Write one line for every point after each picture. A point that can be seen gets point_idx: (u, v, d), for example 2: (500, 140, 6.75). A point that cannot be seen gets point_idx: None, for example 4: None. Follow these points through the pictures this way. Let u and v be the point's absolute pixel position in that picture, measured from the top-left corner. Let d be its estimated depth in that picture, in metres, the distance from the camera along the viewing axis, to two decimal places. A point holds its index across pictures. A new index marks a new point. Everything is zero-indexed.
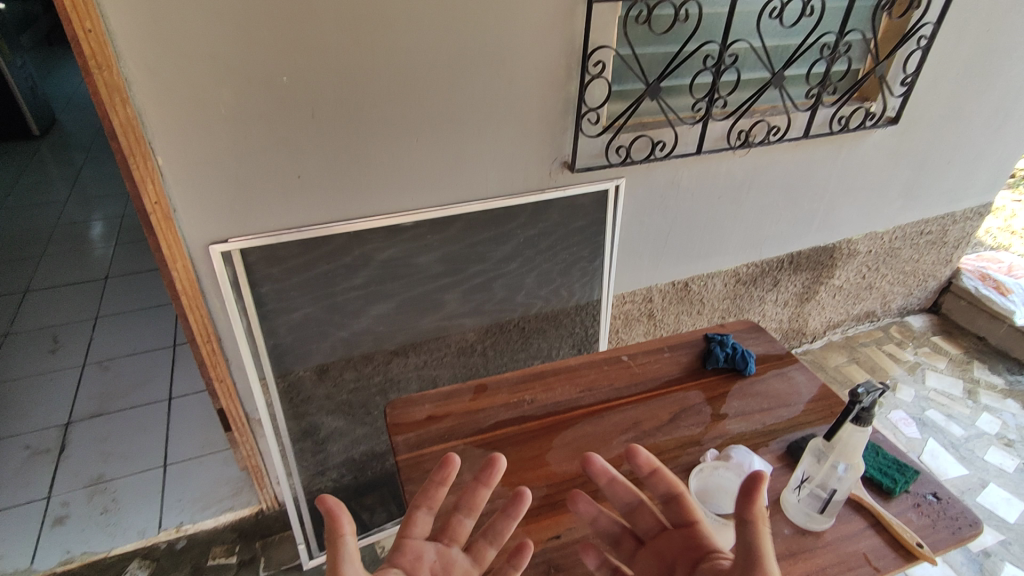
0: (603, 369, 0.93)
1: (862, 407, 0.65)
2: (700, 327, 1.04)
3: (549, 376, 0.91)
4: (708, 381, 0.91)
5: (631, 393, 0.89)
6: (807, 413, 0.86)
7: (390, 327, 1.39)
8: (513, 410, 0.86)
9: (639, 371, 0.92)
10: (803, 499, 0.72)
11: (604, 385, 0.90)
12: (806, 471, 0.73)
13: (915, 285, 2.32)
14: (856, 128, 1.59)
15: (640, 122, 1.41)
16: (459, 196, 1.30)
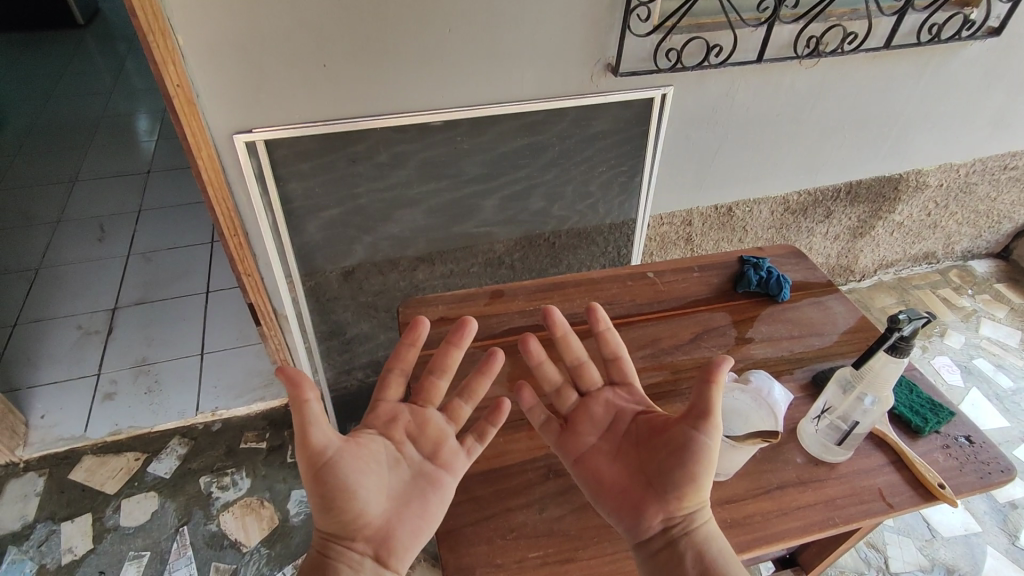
0: (627, 284, 0.89)
1: (901, 336, 0.60)
2: (736, 248, 0.97)
3: (568, 288, 0.88)
4: (737, 303, 0.86)
5: (653, 311, 0.84)
6: (839, 344, 0.81)
7: (415, 233, 1.37)
8: (528, 318, 0.84)
9: (665, 289, 0.87)
10: (821, 430, 0.68)
11: (625, 301, 0.86)
12: (827, 401, 0.69)
13: (986, 227, 2.14)
14: (947, 40, 1.39)
15: (696, 22, 1.27)
16: (491, 97, 1.22)
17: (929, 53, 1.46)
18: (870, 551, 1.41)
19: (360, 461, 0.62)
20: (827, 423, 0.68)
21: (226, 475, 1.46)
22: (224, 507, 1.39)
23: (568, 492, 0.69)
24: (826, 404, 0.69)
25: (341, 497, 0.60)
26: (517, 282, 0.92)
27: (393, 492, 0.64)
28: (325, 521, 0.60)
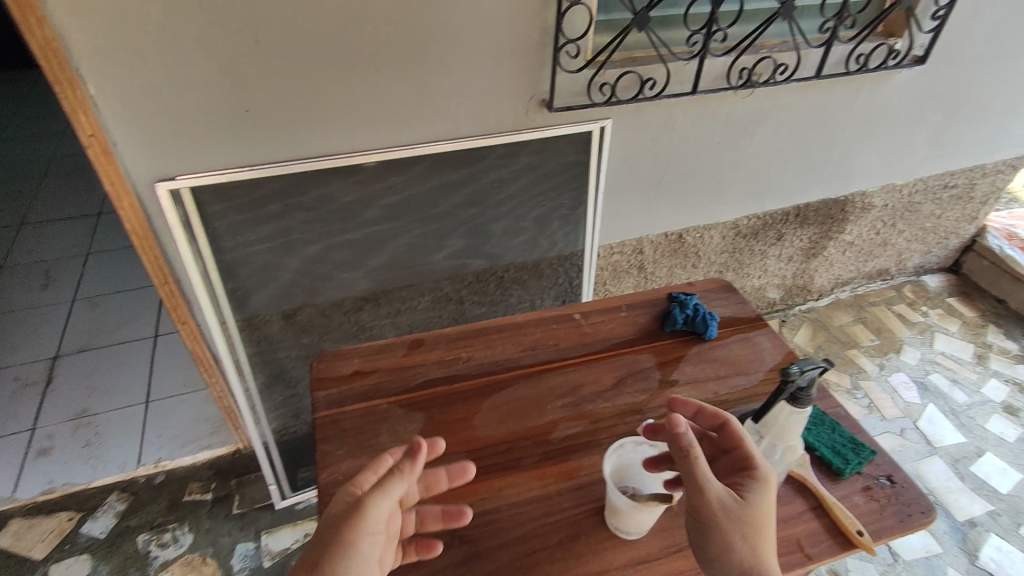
0: (552, 328, 0.87)
1: (798, 386, 0.63)
2: (667, 285, 0.97)
3: (491, 334, 0.86)
4: (663, 343, 0.85)
5: (576, 355, 0.83)
6: (765, 382, 0.80)
7: (356, 273, 1.34)
8: (445, 368, 0.81)
9: (589, 332, 0.86)
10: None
11: (548, 345, 0.84)
12: (742, 450, 0.68)
13: (935, 243, 2.18)
14: (875, 68, 1.44)
15: (629, 56, 1.28)
16: (427, 136, 1.21)
17: (860, 82, 1.51)
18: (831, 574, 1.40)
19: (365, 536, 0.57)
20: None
21: (167, 532, 1.39)
22: (163, 566, 1.33)
23: (472, 560, 0.62)
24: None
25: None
26: (439, 329, 0.89)
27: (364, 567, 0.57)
28: None
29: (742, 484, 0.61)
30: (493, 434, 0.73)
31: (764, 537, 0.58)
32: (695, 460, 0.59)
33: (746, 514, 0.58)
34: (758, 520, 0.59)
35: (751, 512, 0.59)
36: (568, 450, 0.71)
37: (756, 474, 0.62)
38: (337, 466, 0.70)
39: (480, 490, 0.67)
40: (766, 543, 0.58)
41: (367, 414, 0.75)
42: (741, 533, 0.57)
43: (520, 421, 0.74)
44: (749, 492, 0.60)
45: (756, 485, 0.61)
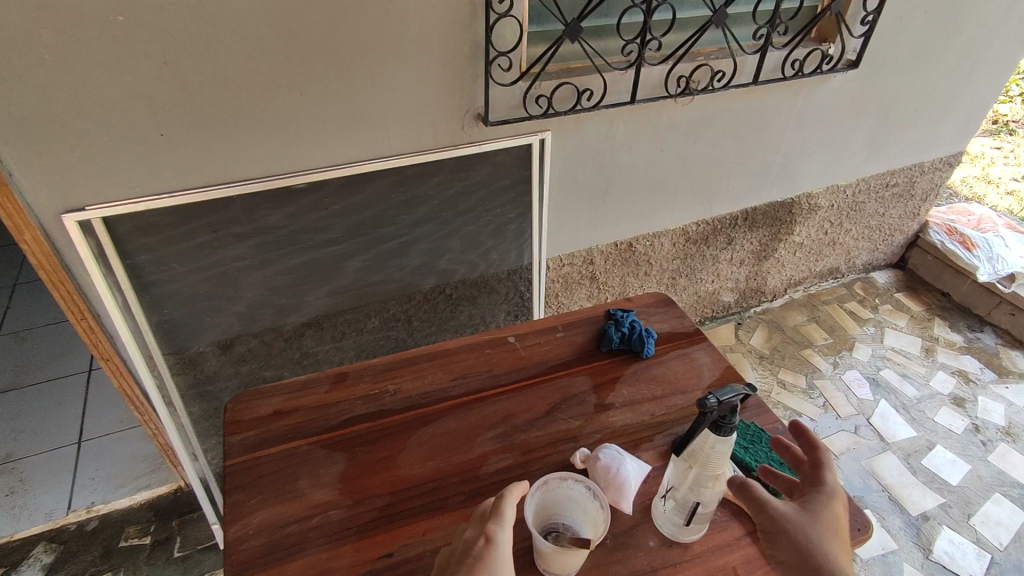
0: (485, 353, 0.85)
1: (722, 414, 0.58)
2: (605, 302, 0.95)
3: (420, 363, 0.83)
4: (599, 364, 0.83)
5: (510, 381, 0.80)
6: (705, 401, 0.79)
7: (294, 298, 1.29)
8: (371, 403, 0.78)
9: (524, 355, 0.84)
10: (668, 510, 0.65)
11: (481, 372, 0.82)
12: (671, 481, 0.66)
13: (881, 240, 2.22)
14: (809, 74, 1.46)
15: (565, 67, 1.26)
16: (359, 155, 1.17)
17: (797, 87, 1.53)
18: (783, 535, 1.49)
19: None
20: (672, 503, 0.65)
21: None
22: None
23: None
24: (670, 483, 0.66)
25: None
26: (367, 361, 0.86)
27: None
28: None
29: (809, 497, 0.62)
30: (417, 473, 0.69)
31: (841, 541, 0.58)
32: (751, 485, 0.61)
33: (813, 523, 0.59)
34: (831, 526, 0.59)
35: (819, 521, 0.59)
36: (496, 484, 0.68)
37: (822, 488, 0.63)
38: (248, 519, 0.65)
39: (403, 535, 0.63)
40: (842, 545, 0.58)
41: (285, 457, 0.71)
42: (812, 540, 0.58)
43: (449, 456, 0.71)
44: (814, 502, 0.61)
45: (824, 497, 0.62)
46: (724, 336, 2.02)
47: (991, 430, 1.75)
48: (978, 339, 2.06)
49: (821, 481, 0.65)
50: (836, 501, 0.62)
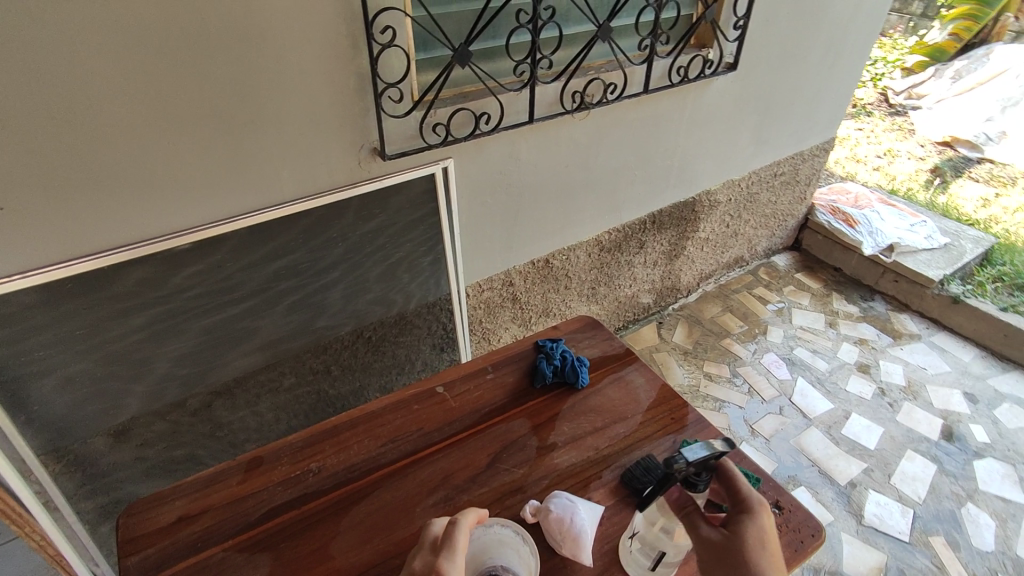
0: (413, 410, 0.82)
1: (688, 473, 0.59)
2: (531, 333, 0.95)
3: (344, 433, 0.79)
4: (535, 403, 0.83)
5: (443, 438, 0.78)
6: (645, 425, 0.80)
7: (196, 368, 1.16)
8: (294, 488, 0.73)
9: (455, 406, 0.82)
10: (634, 554, 0.65)
11: (412, 432, 0.79)
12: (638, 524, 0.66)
13: (776, 226, 2.36)
14: (695, 78, 1.53)
15: (459, 92, 1.23)
16: (249, 205, 1.08)
17: (685, 92, 1.59)
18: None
19: None
20: (638, 549, 0.65)
21: None
22: None
23: None
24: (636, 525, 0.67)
25: None
26: (283, 438, 0.81)
27: None
28: None
29: (735, 520, 0.61)
30: (355, 561, 0.65)
31: (770, 562, 0.57)
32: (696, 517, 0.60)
33: (740, 549, 0.58)
34: (758, 550, 0.58)
35: (745, 546, 0.58)
36: None
37: (746, 507, 0.62)
38: None
39: None
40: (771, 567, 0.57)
41: (200, 571, 0.65)
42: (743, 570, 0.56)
43: (386, 535, 0.68)
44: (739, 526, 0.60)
45: (747, 516, 0.61)
46: (648, 337, 2.05)
47: (895, 390, 1.89)
48: (872, 308, 2.23)
49: (742, 495, 0.63)
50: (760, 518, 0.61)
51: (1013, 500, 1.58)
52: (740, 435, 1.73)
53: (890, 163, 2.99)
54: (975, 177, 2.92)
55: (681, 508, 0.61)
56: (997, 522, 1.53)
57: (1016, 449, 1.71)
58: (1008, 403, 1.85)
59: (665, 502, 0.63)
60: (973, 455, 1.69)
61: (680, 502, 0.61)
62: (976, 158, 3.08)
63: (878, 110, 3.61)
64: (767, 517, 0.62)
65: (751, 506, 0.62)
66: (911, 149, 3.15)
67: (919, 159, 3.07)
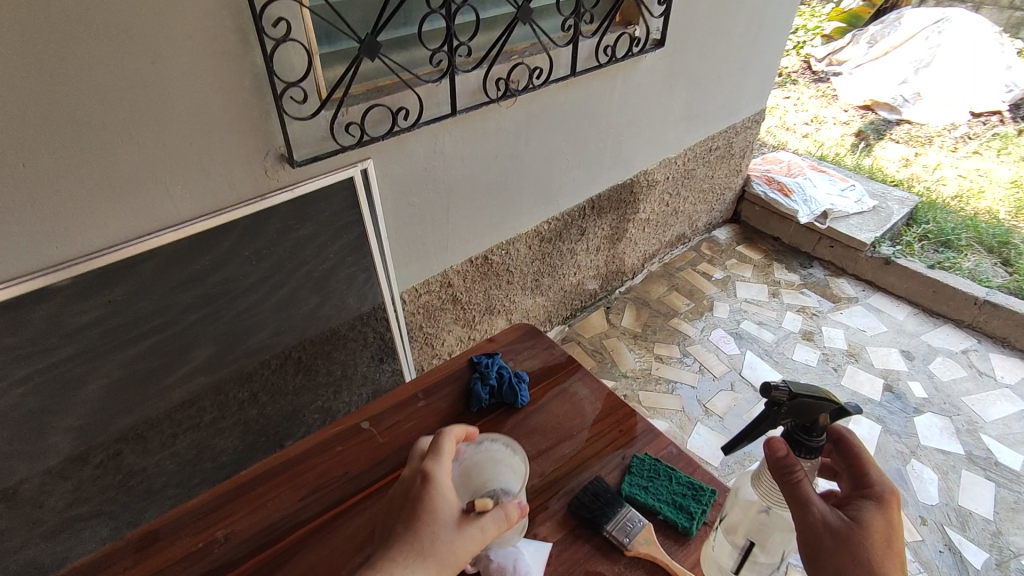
0: (338, 451, 0.78)
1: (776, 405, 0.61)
2: (463, 352, 0.92)
3: (258, 489, 0.74)
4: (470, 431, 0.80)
5: (371, 482, 0.74)
6: (590, 441, 0.80)
7: (99, 414, 1.05)
8: (203, 560, 0.67)
9: (383, 443, 0.79)
10: (722, 547, 0.65)
11: (335, 479, 0.75)
12: (729, 516, 0.66)
13: (714, 201, 2.36)
14: (622, 57, 1.48)
15: (372, 87, 1.13)
16: (136, 230, 0.96)
17: (614, 72, 1.54)
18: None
19: (442, 499, 0.63)
20: (727, 544, 0.65)
21: None
22: None
23: None
24: (726, 518, 0.67)
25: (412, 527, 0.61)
26: (189, 501, 0.75)
27: (410, 519, 0.62)
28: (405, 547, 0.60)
29: (859, 507, 0.62)
30: None
31: (893, 552, 0.59)
32: (802, 483, 0.58)
33: (868, 540, 0.59)
34: (882, 541, 0.59)
35: (875, 536, 0.59)
36: None
37: (873, 499, 0.63)
38: None
39: None
40: (896, 560, 0.58)
41: None
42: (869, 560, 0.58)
43: None
44: (863, 513, 0.61)
45: (872, 505, 0.62)
46: (597, 324, 2.02)
47: (838, 355, 1.93)
48: (811, 275, 2.27)
49: (869, 483, 0.65)
50: (887, 510, 0.62)
51: (952, 452, 1.63)
52: (694, 415, 1.72)
53: (818, 129, 3.05)
54: (896, 138, 3.02)
55: (786, 473, 0.58)
56: (939, 475, 1.57)
57: (952, 401, 1.78)
58: (941, 356, 1.92)
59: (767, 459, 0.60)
60: (913, 412, 1.74)
61: (786, 464, 0.58)
62: (896, 119, 3.18)
63: (802, 78, 3.69)
64: (893, 508, 0.63)
65: (875, 496, 0.63)
66: (836, 114, 3.23)
67: (844, 124, 3.14)
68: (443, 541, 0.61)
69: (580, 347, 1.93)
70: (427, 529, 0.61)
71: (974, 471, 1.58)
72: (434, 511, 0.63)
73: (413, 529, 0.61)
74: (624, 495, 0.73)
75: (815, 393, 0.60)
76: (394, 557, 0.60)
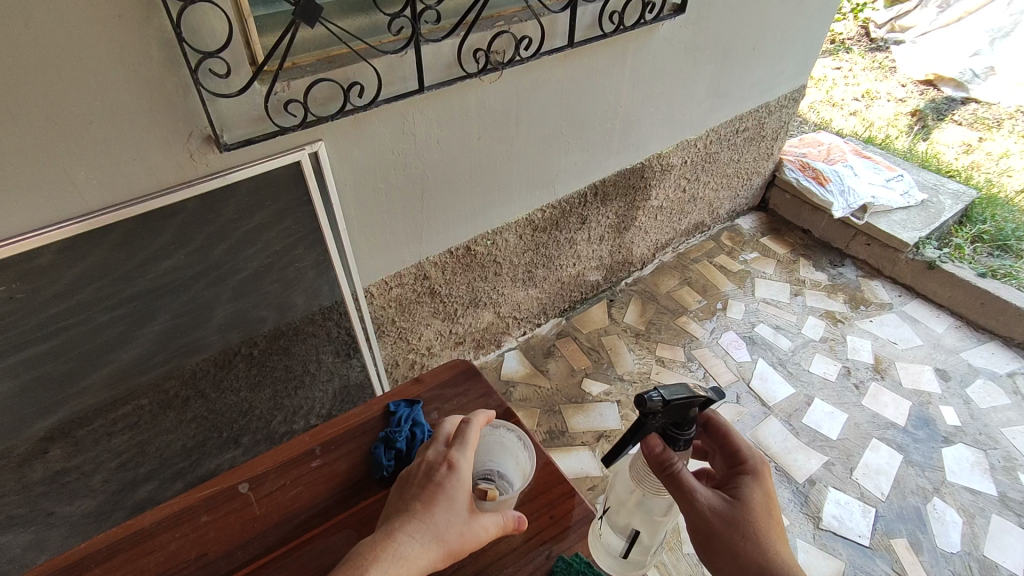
0: (205, 522, 0.68)
1: (649, 413, 0.60)
2: (383, 393, 0.82)
3: (99, 567, 0.64)
4: (366, 507, 0.70)
5: (231, 569, 0.65)
6: (511, 531, 0.68)
7: (17, 412, 0.97)
8: None
9: (260, 516, 0.69)
10: (609, 530, 0.75)
11: (191, 561, 0.65)
12: (612, 505, 0.74)
13: (740, 186, 2.13)
14: (632, 26, 1.27)
15: (320, 57, 0.97)
16: (32, 221, 0.84)
17: (625, 43, 1.33)
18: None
19: (459, 494, 0.62)
20: (613, 530, 0.73)
21: None
22: None
23: None
24: (610, 507, 0.75)
25: (424, 517, 0.60)
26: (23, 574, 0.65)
27: (427, 508, 0.60)
28: (416, 536, 0.58)
29: (739, 484, 0.69)
30: None
31: (771, 520, 0.67)
32: (681, 473, 0.62)
33: (749, 515, 0.66)
34: (759, 511, 0.67)
35: (753, 508, 0.67)
36: None
37: (749, 472, 0.69)
38: None
39: None
40: (774, 526, 0.66)
41: None
42: (751, 532, 0.65)
43: None
44: (743, 490, 0.68)
45: (750, 479, 0.69)
46: (597, 319, 1.86)
47: (861, 370, 1.73)
48: (841, 275, 2.05)
49: (742, 456, 0.71)
50: (762, 480, 0.69)
51: (982, 492, 1.45)
52: None
53: (868, 107, 2.75)
54: (958, 120, 2.69)
55: (664, 467, 0.63)
56: (964, 519, 1.40)
57: (989, 432, 1.58)
58: (982, 379, 1.71)
59: (646, 458, 0.64)
60: (942, 442, 1.55)
61: (664, 459, 0.63)
62: (960, 98, 2.84)
63: (858, 46, 3.33)
64: (765, 473, 0.70)
65: (751, 469, 0.70)
66: (891, 90, 2.90)
67: (899, 101, 2.82)
68: (452, 529, 0.60)
69: (575, 343, 1.79)
70: (442, 514, 0.60)
71: (1005, 516, 1.40)
72: (452, 495, 0.62)
73: (429, 514, 0.60)
74: None
75: (682, 395, 0.60)
76: (408, 533, 0.59)
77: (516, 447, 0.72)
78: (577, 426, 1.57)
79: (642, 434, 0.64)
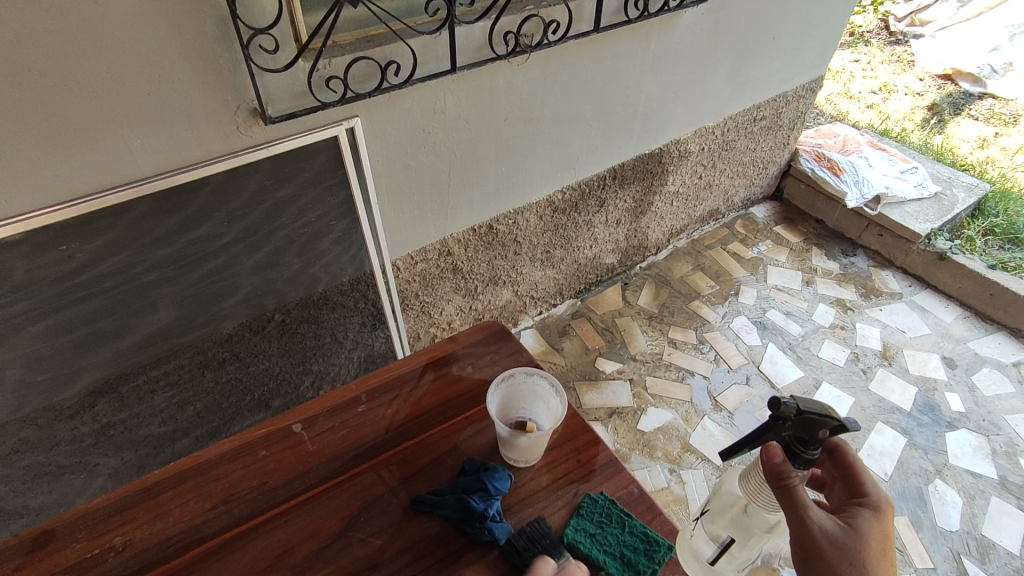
0: (261, 457, 0.75)
1: (783, 416, 0.57)
2: (422, 349, 0.89)
3: (168, 494, 0.71)
4: (406, 450, 0.76)
5: (286, 497, 0.71)
6: (540, 472, 0.74)
7: (71, 364, 1.04)
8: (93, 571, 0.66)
9: (312, 451, 0.76)
10: (700, 535, 0.66)
11: (252, 488, 0.72)
12: (710, 509, 0.66)
13: (756, 174, 2.17)
14: (656, 13, 1.31)
15: (359, 36, 1.01)
16: (93, 185, 0.90)
17: (649, 29, 1.37)
18: (667, 473, 1.47)
19: None
20: (704, 535, 0.65)
21: None
22: None
23: None
24: (708, 511, 0.66)
25: None
26: (99, 498, 0.73)
27: None
28: None
29: (854, 516, 0.62)
30: None
31: (883, 563, 0.59)
32: (797, 491, 0.57)
33: (859, 547, 0.59)
34: (872, 549, 0.59)
35: (866, 543, 0.60)
36: None
37: (868, 509, 0.63)
38: None
39: None
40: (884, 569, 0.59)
41: None
42: (857, 565, 0.58)
43: None
44: (858, 523, 0.61)
45: (866, 514, 0.63)
46: (611, 301, 1.91)
47: (870, 356, 1.77)
48: (853, 264, 2.08)
49: (863, 494, 0.65)
50: (881, 521, 0.62)
51: (984, 475, 1.49)
52: (702, 408, 1.62)
53: (885, 100, 2.76)
54: (974, 115, 2.70)
55: (780, 480, 0.57)
56: (965, 499, 1.44)
57: (992, 418, 1.62)
58: (988, 367, 1.74)
59: (763, 466, 0.59)
60: (946, 427, 1.60)
61: (780, 471, 0.58)
62: (977, 93, 2.85)
63: (877, 39, 3.33)
64: (887, 517, 0.63)
65: (870, 506, 0.63)
66: (909, 84, 2.91)
67: (916, 94, 2.83)
68: None
69: (590, 323, 1.84)
70: None
71: (1005, 498, 1.45)
72: None
73: None
74: (566, 542, 0.68)
75: (820, 410, 0.57)
76: None
77: (549, 394, 0.80)
78: (591, 402, 1.62)
79: (764, 441, 0.60)
